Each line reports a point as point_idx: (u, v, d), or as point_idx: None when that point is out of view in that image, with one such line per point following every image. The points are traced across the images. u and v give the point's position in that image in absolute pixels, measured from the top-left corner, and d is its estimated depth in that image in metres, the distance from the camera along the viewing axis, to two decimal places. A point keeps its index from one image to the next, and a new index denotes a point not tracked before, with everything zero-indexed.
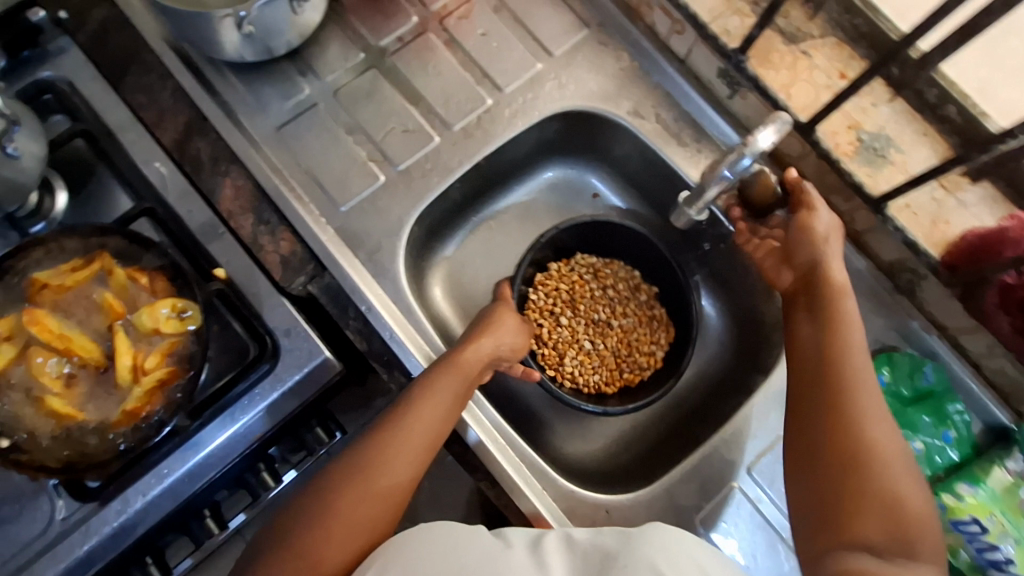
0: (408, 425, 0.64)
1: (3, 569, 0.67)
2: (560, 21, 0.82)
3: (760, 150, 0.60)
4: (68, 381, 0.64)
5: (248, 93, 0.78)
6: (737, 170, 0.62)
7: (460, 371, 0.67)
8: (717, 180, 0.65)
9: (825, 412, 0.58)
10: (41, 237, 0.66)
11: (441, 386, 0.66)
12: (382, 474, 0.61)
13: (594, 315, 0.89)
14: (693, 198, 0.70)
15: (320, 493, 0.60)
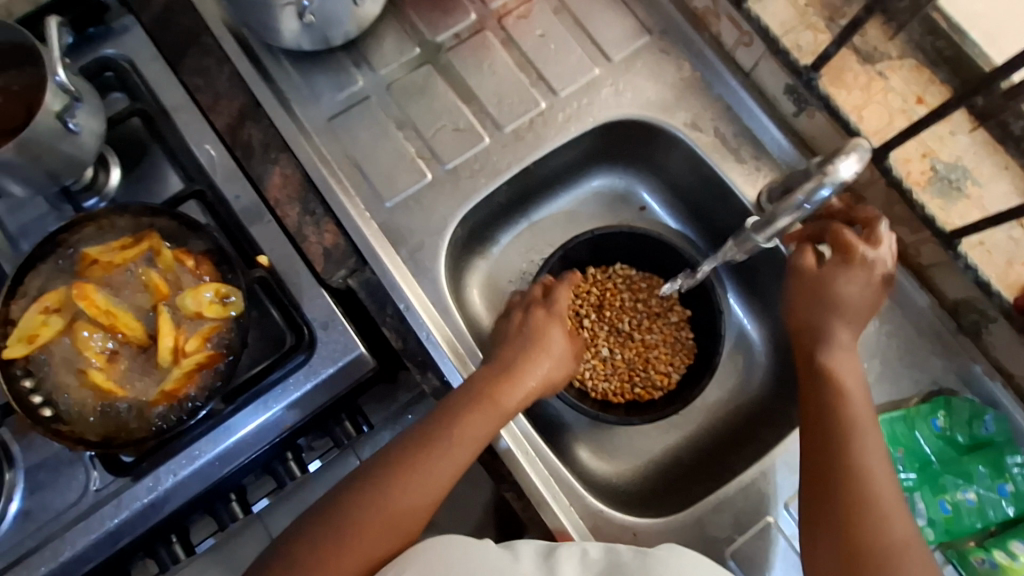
0: (434, 449, 0.62)
1: (37, 534, 0.69)
2: (622, 26, 0.80)
3: (840, 179, 0.57)
4: (111, 357, 0.65)
5: (302, 81, 0.78)
6: (814, 201, 0.59)
7: (496, 409, 0.65)
8: (792, 209, 0.61)
9: (839, 480, 0.58)
10: (93, 213, 0.67)
11: (475, 423, 0.64)
12: (403, 503, 0.60)
13: (620, 324, 0.87)
14: (762, 226, 0.65)
15: (340, 506, 0.60)
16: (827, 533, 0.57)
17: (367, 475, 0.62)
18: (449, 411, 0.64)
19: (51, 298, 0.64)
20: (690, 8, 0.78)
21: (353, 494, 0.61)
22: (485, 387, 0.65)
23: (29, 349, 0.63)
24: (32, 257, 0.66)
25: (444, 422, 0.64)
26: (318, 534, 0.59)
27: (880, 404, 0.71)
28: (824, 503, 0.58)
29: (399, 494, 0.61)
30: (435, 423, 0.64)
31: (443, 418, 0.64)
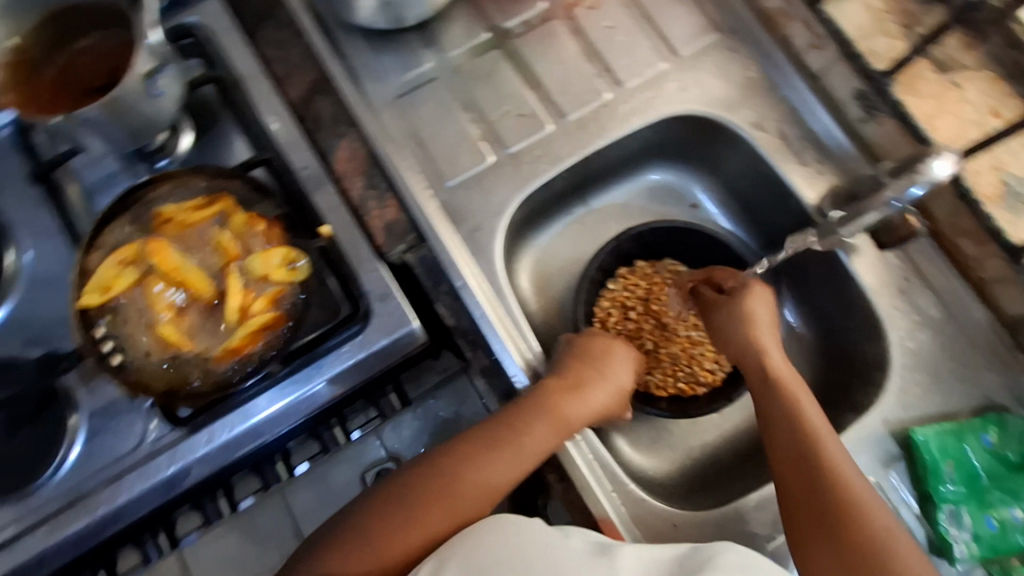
0: (500, 455, 0.66)
1: (96, 478, 0.71)
2: (691, 22, 0.80)
3: (935, 179, 0.63)
4: (180, 310, 0.67)
5: (373, 59, 0.80)
6: (907, 199, 0.64)
7: (563, 420, 0.68)
8: (880, 205, 0.65)
9: (813, 468, 0.63)
10: (172, 173, 0.70)
11: (542, 432, 0.67)
12: (464, 495, 0.64)
13: (665, 318, 0.87)
14: (845, 221, 0.69)
15: (407, 493, 0.63)
16: (815, 522, 0.60)
17: (431, 468, 0.65)
18: (517, 420, 0.67)
19: (126, 251, 0.67)
20: (761, 8, 0.78)
21: (419, 486, 0.64)
22: (552, 403, 0.68)
23: (104, 299, 0.66)
24: (112, 212, 0.69)
25: (511, 429, 0.67)
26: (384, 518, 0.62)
27: (930, 415, 0.71)
28: (808, 490, 0.62)
29: (462, 491, 0.64)
30: (502, 429, 0.67)
31: (509, 425, 0.67)
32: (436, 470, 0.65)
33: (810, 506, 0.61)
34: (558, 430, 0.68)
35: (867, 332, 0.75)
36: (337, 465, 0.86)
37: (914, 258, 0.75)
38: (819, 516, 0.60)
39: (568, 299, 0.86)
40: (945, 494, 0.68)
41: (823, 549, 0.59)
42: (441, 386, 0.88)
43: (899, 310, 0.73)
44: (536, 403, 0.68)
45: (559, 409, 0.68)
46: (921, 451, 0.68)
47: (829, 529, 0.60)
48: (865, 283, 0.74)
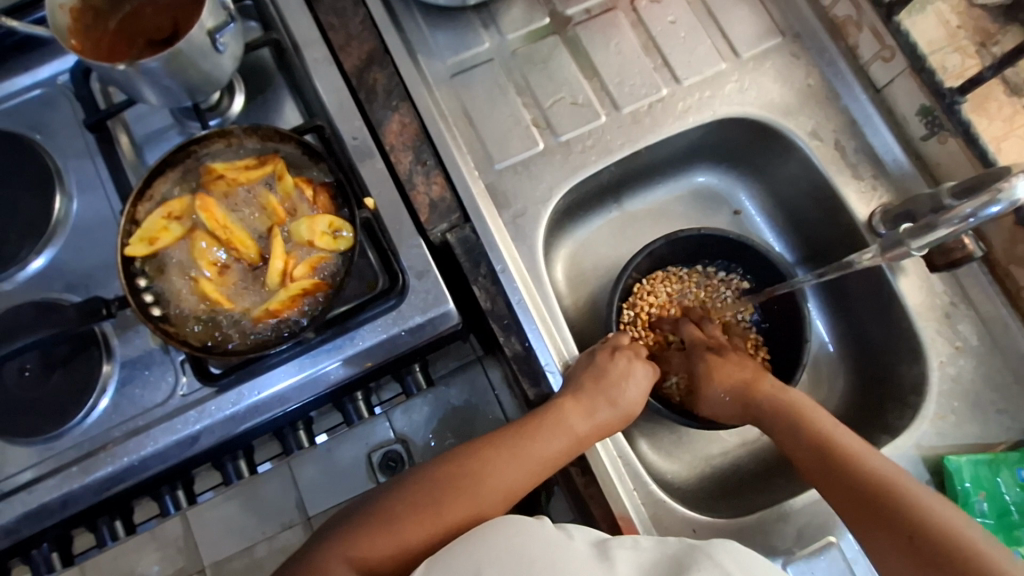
0: (515, 455, 0.65)
1: (123, 427, 0.72)
2: (755, 24, 0.78)
3: (1016, 198, 0.54)
4: (222, 269, 0.67)
5: (432, 36, 0.80)
6: (983, 216, 0.55)
7: (566, 432, 0.67)
8: (955, 221, 0.57)
9: (833, 464, 0.62)
10: (225, 131, 0.70)
11: (545, 440, 0.66)
12: (461, 502, 0.61)
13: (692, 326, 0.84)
14: (917, 232, 0.61)
15: (422, 488, 0.62)
16: (869, 517, 0.58)
17: (452, 469, 0.64)
18: (535, 428, 0.67)
19: (175, 205, 0.67)
20: (830, 16, 0.77)
21: (421, 484, 0.63)
22: (571, 409, 0.67)
23: (150, 250, 0.66)
24: (162, 163, 0.69)
25: (530, 435, 0.66)
26: (400, 509, 0.61)
27: (966, 444, 0.70)
28: (841, 483, 0.61)
29: (479, 491, 0.63)
30: (521, 435, 0.66)
31: (529, 430, 0.67)
32: (453, 467, 0.64)
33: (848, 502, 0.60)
34: (573, 439, 0.67)
35: (906, 355, 0.74)
36: (346, 442, 0.97)
37: (965, 284, 0.73)
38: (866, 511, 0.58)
39: (602, 295, 0.85)
40: None
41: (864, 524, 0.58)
42: (456, 373, 0.97)
43: (943, 334, 0.72)
44: (554, 412, 0.67)
45: (577, 419, 0.67)
46: (954, 479, 0.67)
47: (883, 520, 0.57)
48: (909, 304, 0.73)
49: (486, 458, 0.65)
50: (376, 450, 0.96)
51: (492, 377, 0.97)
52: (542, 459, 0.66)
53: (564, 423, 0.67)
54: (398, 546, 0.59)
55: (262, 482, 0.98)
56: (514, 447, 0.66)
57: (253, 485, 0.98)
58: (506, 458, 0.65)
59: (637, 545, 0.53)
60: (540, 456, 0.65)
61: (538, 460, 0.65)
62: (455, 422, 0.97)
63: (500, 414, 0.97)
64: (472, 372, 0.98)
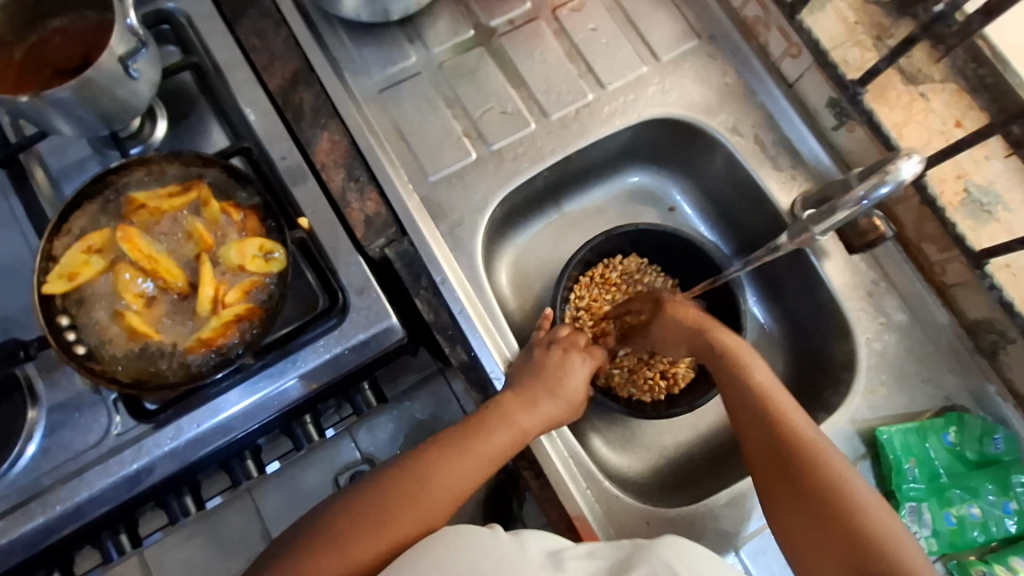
0: (460, 456, 0.64)
1: (53, 474, 0.68)
2: (672, 28, 0.81)
3: (901, 178, 0.60)
4: (149, 300, 0.65)
5: (357, 53, 0.79)
6: (874, 197, 0.61)
7: (511, 426, 0.67)
8: (851, 203, 0.62)
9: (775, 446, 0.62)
10: (144, 158, 0.68)
11: (493, 436, 0.66)
12: (405, 511, 0.60)
13: None
14: (819, 219, 0.66)
15: (366, 500, 0.61)
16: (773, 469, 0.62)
17: (400, 472, 0.63)
18: (482, 424, 0.67)
19: (95, 238, 0.65)
20: (740, 17, 0.80)
21: (372, 494, 0.61)
22: (508, 406, 0.67)
23: (70, 286, 0.64)
24: (79, 196, 0.66)
25: (475, 431, 0.66)
26: (347, 525, 0.59)
27: (896, 415, 0.73)
28: (779, 474, 0.61)
29: (427, 496, 0.62)
30: (467, 433, 0.66)
31: (471, 430, 0.66)
32: (397, 477, 0.63)
33: (782, 498, 0.60)
34: (520, 432, 0.67)
35: (838, 334, 0.77)
36: (310, 467, 0.95)
37: (883, 264, 0.77)
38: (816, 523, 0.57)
39: (547, 297, 0.86)
40: (908, 491, 0.70)
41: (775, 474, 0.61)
42: (418, 387, 0.97)
43: (867, 312, 0.76)
44: (495, 408, 0.67)
45: (522, 414, 0.67)
46: (886, 449, 0.70)
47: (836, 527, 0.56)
48: (835, 286, 0.76)
49: (432, 462, 0.64)
50: (342, 473, 0.94)
51: (455, 388, 0.97)
52: (492, 453, 0.65)
53: (505, 417, 0.67)
54: (351, 559, 0.58)
55: (225, 514, 0.94)
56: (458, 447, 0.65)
57: (213, 520, 0.94)
58: (451, 460, 0.64)
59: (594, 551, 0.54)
60: (486, 451, 0.65)
61: (484, 456, 0.65)
62: (422, 437, 0.96)
63: None
64: (436, 384, 0.97)
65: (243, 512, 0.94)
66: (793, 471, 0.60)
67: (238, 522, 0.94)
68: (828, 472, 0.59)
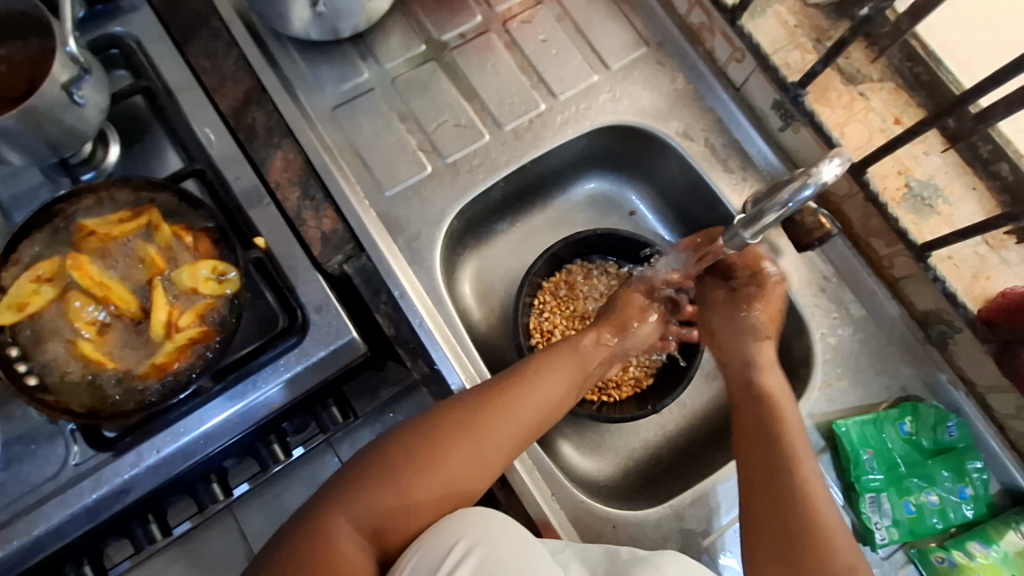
0: (525, 401, 0.65)
1: (9, 509, 0.67)
2: (621, 37, 0.83)
3: (823, 180, 0.59)
4: (101, 328, 0.65)
5: (309, 71, 0.80)
6: (799, 200, 0.61)
7: (579, 362, 0.71)
8: (779, 206, 0.62)
9: (770, 446, 0.63)
10: (93, 185, 0.67)
11: (560, 367, 0.69)
12: (475, 446, 0.61)
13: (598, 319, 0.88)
14: (749, 223, 0.66)
15: (433, 439, 0.61)
16: (758, 467, 0.62)
17: (466, 406, 0.63)
18: (551, 359, 0.69)
19: (44, 267, 0.64)
20: (686, 23, 0.82)
21: (439, 426, 0.62)
22: (574, 357, 0.71)
23: (19, 316, 0.63)
24: (27, 226, 0.66)
25: (544, 368, 0.68)
26: (407, 458, 0.60)
27: (852, 408, 0.75)
28: (775, 519, 0.58)
29: (489, 437, 0.62)
30: (535, 368, 0.68)
31: (540, 369, 0.68)
32: (467, 414, 0.63)
33: (767, 544, 0.58)
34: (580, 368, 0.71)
35: (796, 330, 0.79)
36: (294, 484, 0.94)
37: (833, 258, 0.78)
38: (774, 523, 0.58)
39: (511, 305, 0.87)
40: (868, 482, 0.71)
41: (761, 471, 0.62)
42: (398, 399, 0.92)
43: (821, 307, 0.77)
44: (565, 349, 0.71)
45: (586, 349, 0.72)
46: (844, 442, 0.72)
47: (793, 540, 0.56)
48: (789, 283, 0.78)
49: (508, 406, 0.64)
50: None
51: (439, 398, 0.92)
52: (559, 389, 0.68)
53: (574, 362, 0.70)
54: (410, 489, 0.58)
55: (205, 537, 0.93)
56: (529, 377, 0.67)
57: (194, 544, 0.92)
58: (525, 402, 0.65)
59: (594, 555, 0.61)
60: (555, 385, 0.68)
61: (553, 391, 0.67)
62: None
63: None
64: (417, 396, 0.92)
65: (228, 532, 0.93)
66: (790, 520, 0.57)
67: (221, 544, 0.93)
68: (810, 486, 0.59)
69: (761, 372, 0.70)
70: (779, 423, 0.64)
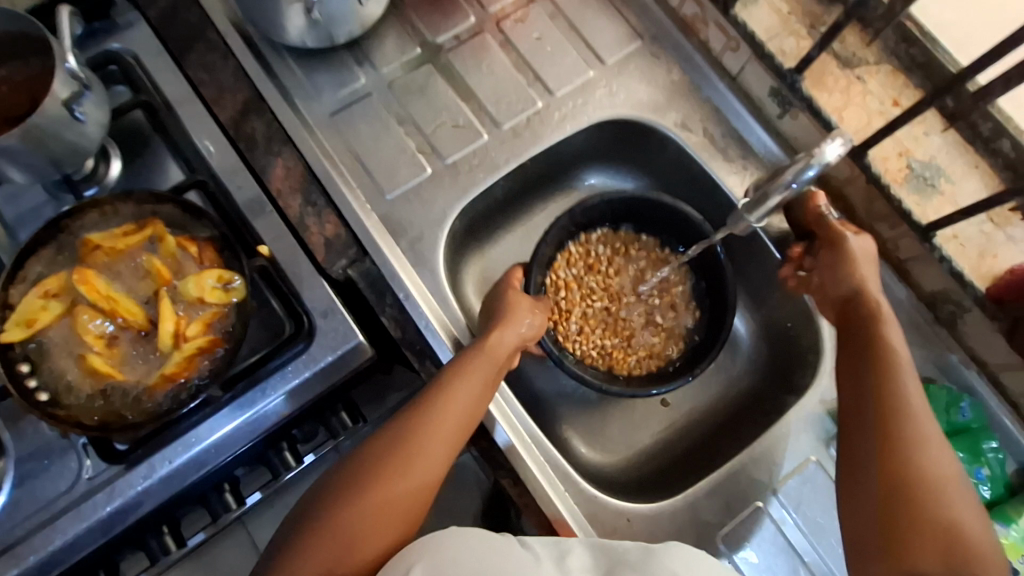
0: (446, 409, 0.63)
1: (25, 525, 0.67)
2: (615, 31, 0.83)
3: (826, 160, 0.62)
4: (110, 340, 0.65)
5: (306, 79, 0.80)
6: (803, 180, 0.64)
7: (492, 357, 0.68)
8: (782, 188, 0.65)
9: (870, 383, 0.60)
10: (97, 200, 0.68)
11: (474, 372, 0.66)
12: (400, 473, 0.60)
13: (620, 290, 0.87)
14: (753, 207, 0.68)
15: (352, 477, 0.60)
16: (857, 394, 0.60)
17: (388, 436, 0.62)
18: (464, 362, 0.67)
19: (51, 283, 0.65)
20: (679, 15, 0.82)
21: (361, 460, 0.61)
22: (484, 354, 0.68)
23: (29, 333, 0.63)
24: (33, 243, 0.66)
25: (457, 373, 0.66)
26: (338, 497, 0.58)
27: None
28: (854, 444, 0.58)
29: (412, 461, 0.60)
30: (451, 375, 0.66)
31: (449, 380, 0.65)
32: (385, 442, 0.62)
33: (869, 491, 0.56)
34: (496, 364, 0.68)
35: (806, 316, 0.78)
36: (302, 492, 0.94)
37: None
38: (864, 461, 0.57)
39: None
40: None
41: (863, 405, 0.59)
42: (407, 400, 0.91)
43: None
44: (472, 353, 0.68)
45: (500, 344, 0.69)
46: None
47: (902, 498, 0.53)
48: None
49: (424, 419, 0.63)
50: None
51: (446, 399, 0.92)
52: (476, 390, 0.65)
53: (485, 363, 0.67)
54: (347, 528, 0.57)
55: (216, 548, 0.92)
56: (444, 388, 0.64)
57: (208, 558, 0.92)
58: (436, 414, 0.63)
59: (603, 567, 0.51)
60: (470, 391, 0.65)
61: (470, 396, 0.65)
62: None
63: None
64: None
65: (237, 545, 0.93)
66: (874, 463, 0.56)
67: (232, 557, 0.92)
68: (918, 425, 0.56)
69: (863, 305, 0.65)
70: (877, 348, 0.61)
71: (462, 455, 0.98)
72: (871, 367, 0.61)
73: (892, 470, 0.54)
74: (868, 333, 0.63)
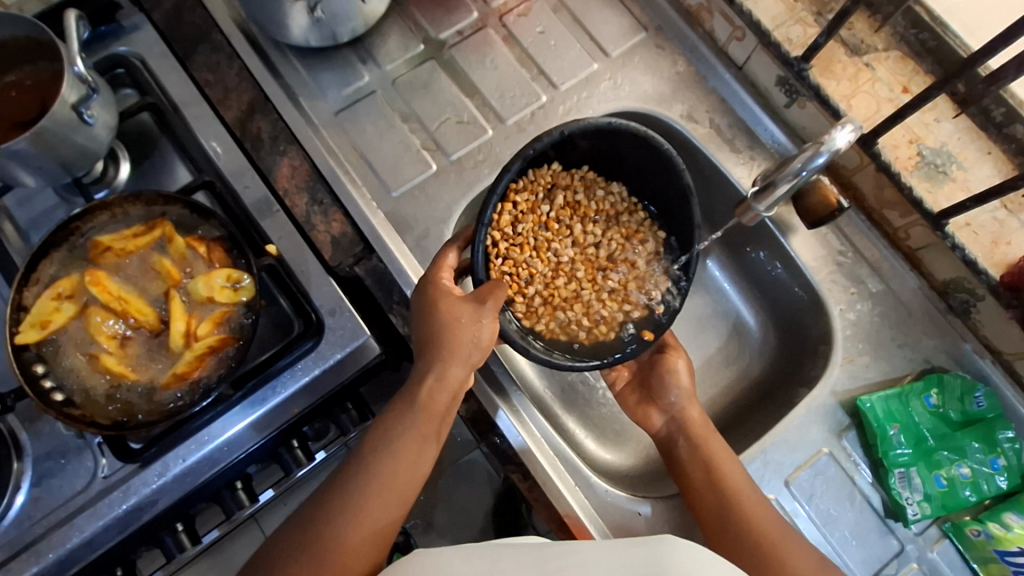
0: (377, 475, 0.62)
1: (42, 523, 0.68)
2: (619, 23, 0.82)
3: (836, 147, 0.61)
4: (122, 341, 0.66)
5: (311, 78, 0.80)
6: (811, 168, 0.63)
7: (429, 415, 0.65)
8: (791, 176, 0.65)
9: (711, 481, 0.67)
10: (107, 202, 0.69)
11: (406, 430, 0.64)
12: (335, 543, 0.59)
13: (575, 237, 0.76)
14: (762, 196, 0.68)
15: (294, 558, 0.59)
16: (700, 492, 0.67)
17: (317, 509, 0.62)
18: (396, 421, 0.65)
19: (63, 284, 0.65)
20: (684, 5, 0.81)
21: (299, 538, 0.60)
22: (421, 414, 0.65)
23: (43, 334, 0.64)
24: (45, 245, 0.67)
25: (383, 440, 0.64)
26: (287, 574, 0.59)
27: (875, 383, 0.74)
28: (722, 540, 0.64)
29: (347, 533, 0.60)
30: (377, 442, 0.64)
31: (376, 448, 0.64)
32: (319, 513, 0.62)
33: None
34: (429, 416, 0.65)
35: (815, 307, 0.77)
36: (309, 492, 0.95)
37: (849, 233, 0.77)
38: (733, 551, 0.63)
39: None
40: (897, 457, 0.70)
41: (717, 502, 0.66)
42: None
43: (839, 283, 0.76)
44: (404, 409, 0.65)
45: (437, 395, 0.65)
46: (869, 418, 0.70)
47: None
48: (803, 261, 0.77)
49: (352, 490, 0.62)
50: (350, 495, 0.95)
51: None
52: (409, 453, 0.64)
53: (418, 418, 0.64)
54: None
55: (230, 542, 0.94)
56: (373, 459, 0.63)
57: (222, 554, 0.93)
58: (365, 485, 0.62)
59: (583, 553, 0.47)
60: (409, 450, 0.64)
61: (409, 457, 0.64)
62: None
63: (466, 436, 0.98)
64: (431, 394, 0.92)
65: (250, 542, 0.94)
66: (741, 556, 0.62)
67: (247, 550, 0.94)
68: (753, 513, 0.64)
69: (685, 402, 0.73)
70: (703, 449, 0.69)
71: (471, 453, 0.99)
72: (703, 468, 0.68)
73: (766, 560, 0.61)
74: (692, 432, 0.70)
